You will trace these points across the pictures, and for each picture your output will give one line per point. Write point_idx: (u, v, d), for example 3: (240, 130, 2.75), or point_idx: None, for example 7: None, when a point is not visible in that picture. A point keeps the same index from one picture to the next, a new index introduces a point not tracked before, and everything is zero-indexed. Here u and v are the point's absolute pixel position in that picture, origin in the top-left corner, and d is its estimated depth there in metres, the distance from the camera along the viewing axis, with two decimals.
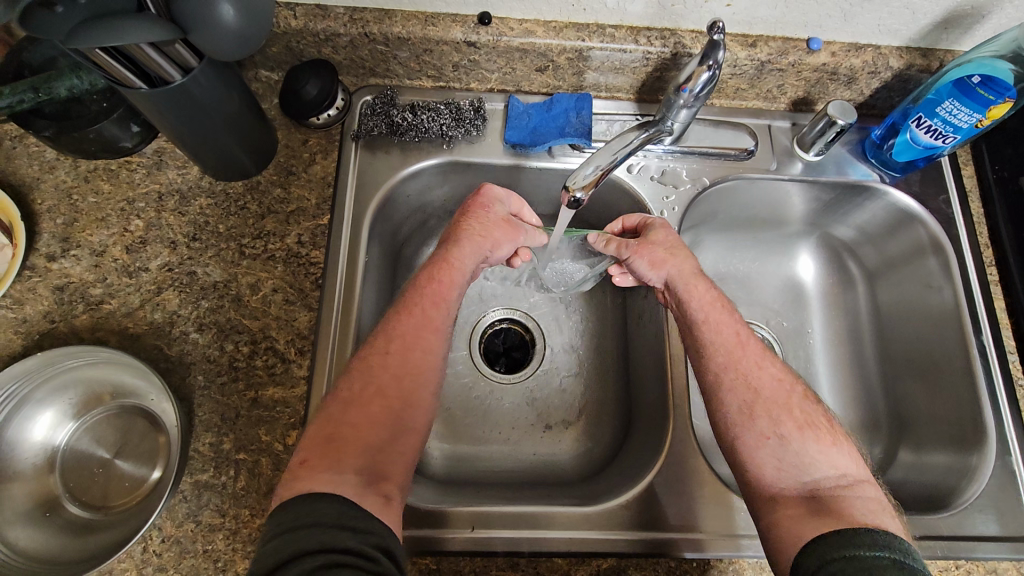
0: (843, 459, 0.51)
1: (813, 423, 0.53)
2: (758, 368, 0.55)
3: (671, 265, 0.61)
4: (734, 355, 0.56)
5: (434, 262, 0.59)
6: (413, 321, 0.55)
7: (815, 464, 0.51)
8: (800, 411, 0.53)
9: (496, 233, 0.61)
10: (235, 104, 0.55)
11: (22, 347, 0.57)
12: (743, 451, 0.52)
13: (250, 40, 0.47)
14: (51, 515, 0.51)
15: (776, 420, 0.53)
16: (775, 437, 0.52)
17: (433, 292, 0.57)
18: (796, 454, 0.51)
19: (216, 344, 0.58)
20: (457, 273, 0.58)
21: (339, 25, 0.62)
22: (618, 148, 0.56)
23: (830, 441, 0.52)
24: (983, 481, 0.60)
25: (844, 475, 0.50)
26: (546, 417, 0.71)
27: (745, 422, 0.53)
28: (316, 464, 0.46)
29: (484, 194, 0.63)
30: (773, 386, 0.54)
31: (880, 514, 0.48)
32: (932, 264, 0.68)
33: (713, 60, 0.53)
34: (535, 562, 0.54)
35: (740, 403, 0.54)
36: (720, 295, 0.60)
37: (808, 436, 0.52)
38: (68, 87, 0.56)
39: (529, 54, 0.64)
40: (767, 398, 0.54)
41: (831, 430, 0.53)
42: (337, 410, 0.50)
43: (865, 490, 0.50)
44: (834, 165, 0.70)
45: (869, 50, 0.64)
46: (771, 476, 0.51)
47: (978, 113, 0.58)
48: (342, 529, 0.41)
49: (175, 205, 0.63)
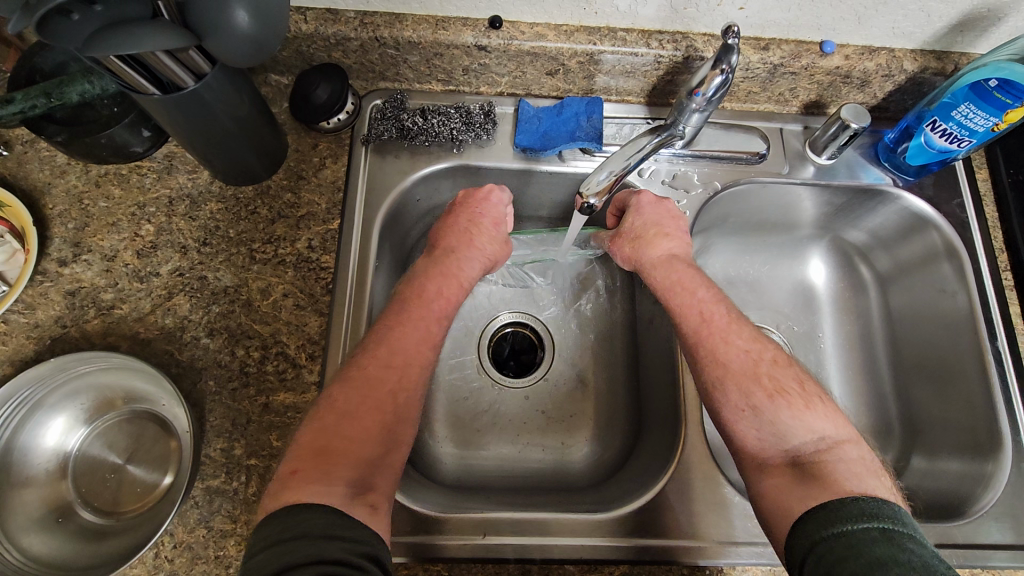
0: (820, 421, 0.50)
1: (785, 390, 0.52)
2: (725, 343, 0.55)
3: (634, 254, 0.63)
4: (700, 336, 0.56)
5: (437, 273, 0.59)
6: (416, 326, 0.55)
7: (791, 431, 0.50)
8: (770, 380, 0.52)
9: (496, 253, 0.63)
10: (245, 107, 0.55)
11: (35, 352, 0.57)
12: (726, 427, 0.52)
13: (264, 45, 0.46)
14: (64, 520, 0.51)
15: (748, 392, 0.52)
16: (749, 408, 0.51)
17: (440, 308, 0.57)
18: (772, 423, 0.50)
19: (226, 349, 0.58)
20: (460, 287, 0.59)
21: (349, 29, 0.62)
22: (632, 153, 0.56)
23: (802, 406, 0.51)
24: (999, 489, 0.59)
25: (822, 438, 0.49)
26: (556, 420, 0.71)
27: (719, 397, 0.53)
28: (303, 474, 0.45)
29: (493, 208, 0.64)
30: (741, 359, 0.54)
31: (865, 478, 0.46)
32: (946, 269, 0.67)
33: (727, 64, 0.52)
34: (546, 569, 0.54)
35: (712, 382, 0.54)
36: (682, 275, 0.59)
37: (780, 404, 0.51)
38: (80, 92, 0.55)
39: (540, 57, 0.64)
40: (734, 371, 0.53)
41: (803, 394, 0.52)
42: (329, 422, 0.49)
43: (847, 451, 0.48)
44: (845, 168, 0.70)
45: (882, 53, 0.64)
46: (755, 447, 0.50)
47: (994, 117, 0.57)
48: (343, 539, 0.41)
49: (185, 209, 0.63)
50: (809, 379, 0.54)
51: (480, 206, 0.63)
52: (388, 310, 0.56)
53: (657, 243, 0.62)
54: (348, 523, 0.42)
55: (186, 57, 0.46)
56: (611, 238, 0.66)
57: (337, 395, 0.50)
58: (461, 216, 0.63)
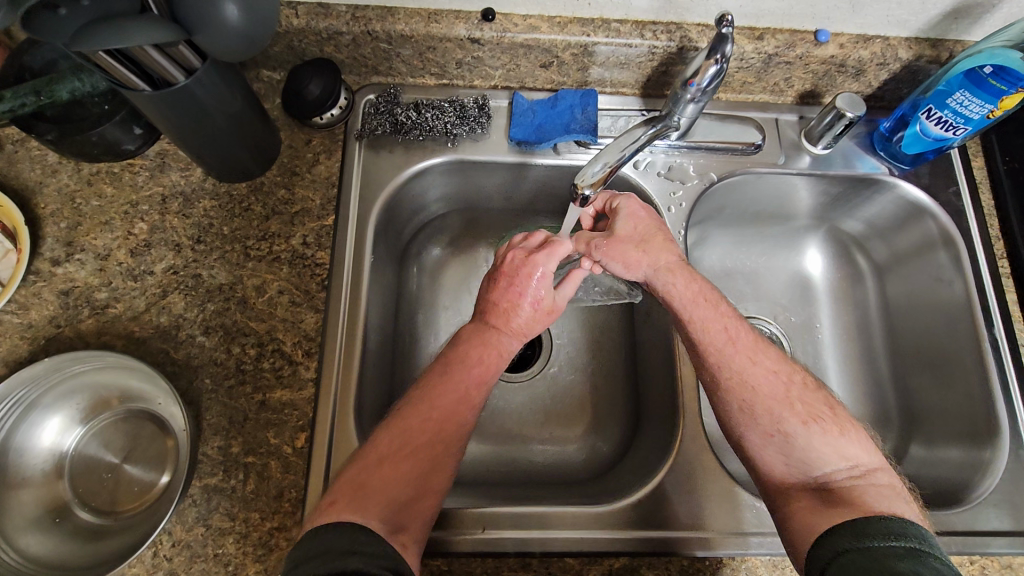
0: (854, 448, 0.50)
1: (817, 415, 0.52)
2: (752, 363, 0.54)
3: (646, 262, 0.60)
4: (725, 354, 0.54)
5: (479, 339, 0.56)
6: (458, 386, 0.53)
7: (821, 457, 0.50)
8: (802, 404, 0.52)
9: (534, 327, 0.58)
10: (238, 104, 0.55)
11: (28, 352, 0.56)
12: (751, 447, 0.52)
13: (254, 40, 0.46)
14: (61, 521, 0.51)
15: (779, 417, 0.51)
16: (779, 434, 0.51)
17: (480, 373, 0.54)
18: (802, 450, 0.50)
19: (222, 347, 0.58)
20: (501, 356, 0.56)
21: (341, 24, 0.61)
22: (627, 144, 0.55)
23: (836, 431, 0.51)
24: (997, 475, 0.59)
25: (856, 465, 0.49)
26: (555, 416, 0.71)
27: (746, 420, 0.52)
28: (338, 506, 0.45)
29: (536, 286, 0.58)
30: (771, 381, 0.53)
31: (895, 502, 0.46)
32: (942, 257, 0.67)
33: (721, 53, 0.51)
34: (547, 562, 0.54)
35: (739, 404, 0.53)
36: (703, 286, 0.58)
37: (813, 430, 0.50)
38: (70, 90, 0.56)
39: (533, 50, 0.64)
40: (765, 395, 0.52)
41: (836, 418, 0.52)
42: (372, 464, 0.49)
43: (878, 477, 0.49)
44: (841, 158, 0.70)
45: (877, 41, 0.64)
46: (782, 473, 0.50)
47: (989, 104, 0.57)
48: (351, 552, 0.40)
49: (179, 207, 0.62)
50: (838, 404, 0.53)
51: (522, 283, 0.58)
52: (433, 368, 0.55)
53: (669, 250, 0.60)
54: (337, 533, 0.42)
55: (175, 52, 0.46)
56: (604, 241, 0.62)
57: (379, 438, 0.50)
58: (499, 295, 0.58)
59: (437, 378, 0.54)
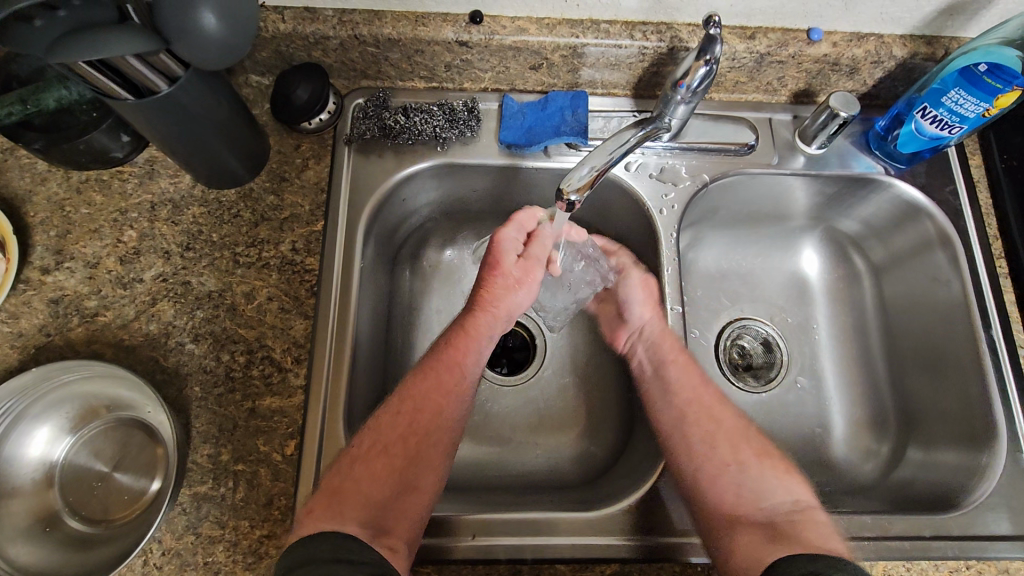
0: (798, 487, 0.54)
1: (768, 455, 0.56)
2: (720, 405, 0.60)
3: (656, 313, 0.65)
4: (698, 393, 0.60)
5: (459, 326, 0.58)
6: (431, 376, 0.54)
7: (771, 490, 0.53)
8: (757, 443, 0.57)
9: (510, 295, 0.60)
10: (224, 111, 0.55)
11: (19, 361, 0.57)
12: (704, 476, 0.55)
13: (235, 49, 0.46)
14: (51, 530, 0.51)
15: (737, 449, 0.56)
16: (734, 465, 0.55)
17: (452, 356, 0.55)
18: (754, 482, 0.54)
19: (211, 354, 0.58)
20: (478, 343, 0.57)
21: (328, 28, 0.61)
22: (615, 147, 0.54)
23: (784, 471, 0.55)
24: (995, 479, 0.58)
25: (799, 501, 0.53)
26: (549, 420, 0.70)
27: (705, 451, 0.56)
28: (316, 514, 0.45)
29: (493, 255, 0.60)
30: (734, 422, 0.58)
31: (834, 539, 0.49)
32: (940, 257, 0.66)
33: (711, 54, 0.51)
34: (538, 569, 0.53)
35: (701, 434, 0.57)
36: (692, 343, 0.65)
37: (764, 466, 0.55)
38: (56, 98, 0.58)
39: (522, 52, 0.63)
40: (727, 430, 0.57)
41: (786, 462, 0.56)
42: (345, 466, 0.49)
43: (819, 514, 0.52)
44: (836, 157, 0.69)
45: (871, 39, 0.63)
46: (732, 502, 0.53)
47: (984, 102, 0.56)
48: (337, 562, 0.40)
49: (168, 214, 0.62)
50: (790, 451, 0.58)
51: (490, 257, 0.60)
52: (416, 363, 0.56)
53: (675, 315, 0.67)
54: (323, 543, 0.42)
55: (158, 61, 0.46)
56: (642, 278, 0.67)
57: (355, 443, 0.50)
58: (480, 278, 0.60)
59: (412, 376, 0.54)
